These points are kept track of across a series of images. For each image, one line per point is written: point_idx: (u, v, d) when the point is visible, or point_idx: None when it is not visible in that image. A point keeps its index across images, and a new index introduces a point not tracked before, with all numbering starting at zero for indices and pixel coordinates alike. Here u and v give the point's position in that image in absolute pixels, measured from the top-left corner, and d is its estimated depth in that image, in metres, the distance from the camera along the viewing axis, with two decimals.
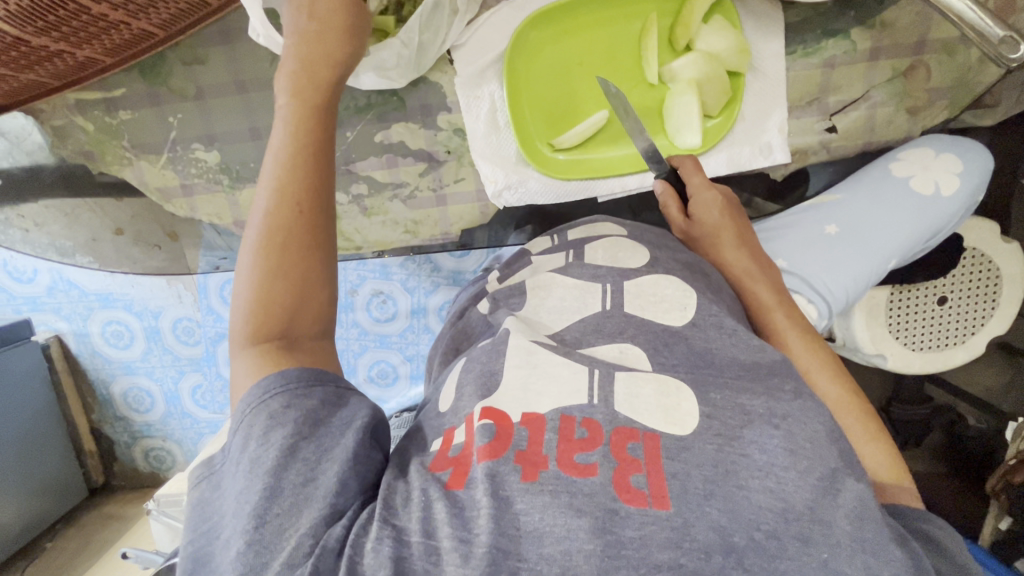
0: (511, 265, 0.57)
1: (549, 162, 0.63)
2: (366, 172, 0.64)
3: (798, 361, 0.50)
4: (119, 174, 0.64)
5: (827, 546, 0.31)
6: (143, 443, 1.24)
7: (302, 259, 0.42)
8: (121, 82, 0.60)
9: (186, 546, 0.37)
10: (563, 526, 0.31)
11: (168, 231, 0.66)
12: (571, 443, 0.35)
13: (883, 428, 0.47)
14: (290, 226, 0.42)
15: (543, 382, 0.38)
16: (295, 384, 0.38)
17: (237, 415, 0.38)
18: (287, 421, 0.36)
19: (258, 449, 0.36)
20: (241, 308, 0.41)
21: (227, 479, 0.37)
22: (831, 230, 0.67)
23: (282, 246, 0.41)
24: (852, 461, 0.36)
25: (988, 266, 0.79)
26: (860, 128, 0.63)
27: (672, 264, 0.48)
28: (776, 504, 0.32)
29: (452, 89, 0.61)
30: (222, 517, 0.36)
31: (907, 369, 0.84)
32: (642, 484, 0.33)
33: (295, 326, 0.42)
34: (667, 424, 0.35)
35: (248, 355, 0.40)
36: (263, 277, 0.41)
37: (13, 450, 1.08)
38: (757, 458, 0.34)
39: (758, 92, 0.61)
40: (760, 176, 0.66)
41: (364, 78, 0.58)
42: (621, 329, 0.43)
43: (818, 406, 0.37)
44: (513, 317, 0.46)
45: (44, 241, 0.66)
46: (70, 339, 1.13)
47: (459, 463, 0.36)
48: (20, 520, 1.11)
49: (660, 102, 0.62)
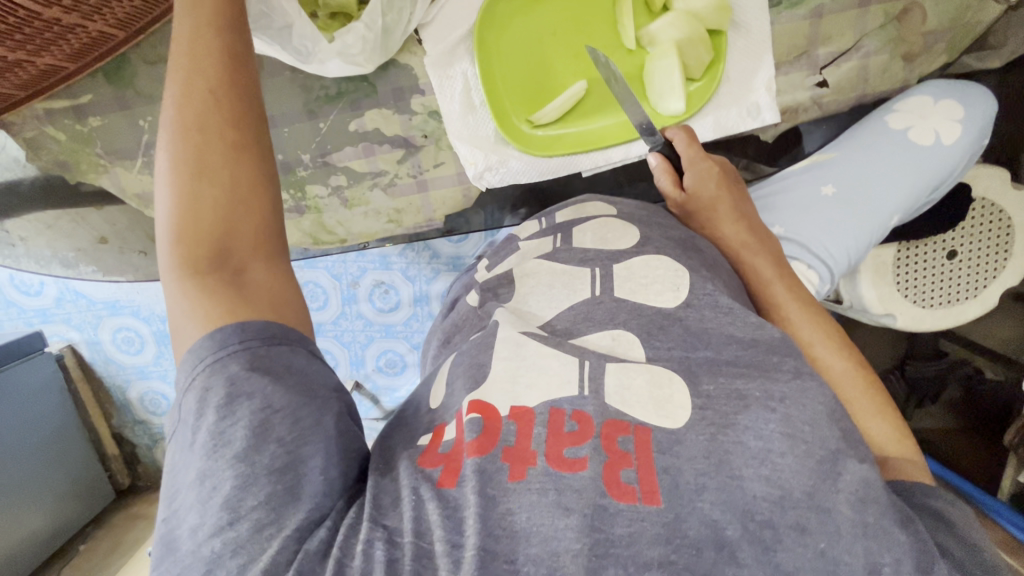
0: (498, 252, 0.56)
1: (528, 139, 0.61)
2: (343, 163, 0.62)
3: (797, 332, 0.49)
4: (97, 182, 0.63)
5: (825, 534, 0.31)
6: (163, 445, 1.27)
7: (221, 182, 0.38)
8: (87, 88, 0.59)
9: (157, 533, 0.34)
10: (550, 526, 0.30)
11: (152, 237, 0.66)
12: (561, 437, 0.34)
13: (891, 399, 0.46)
14: (201, 153, 0.38)
15: (532, 374, 0.38)
16: (258, 343, 0.36)
17: (189, 373, 0.36)
18: (255, 393, 0.34)
19: (224, 424, 0.33)
20: (166, 241, 0.37)
21: (188, 458, 0.34)
22: (827, 190, 0.64)
23: (195, 173, 0.38)
24: (853, 441, 0.35)
25: (999, 216, 0.75)
26: (854, 80, 0.60)
27: (663, 244, 0.47)
28: (773, 492, 0.32)
29: (423, 71, 0.59)
30: (185, 501, 0.33)
31: (917, 327, 0.81)
32: (632, 479, 0.32)
33: (235, 252, 0.38)
34: (661, 418, 0.35)
35: (182, 287, 0.37)
36: (189, 200, 0.37)
37: (40, 459, 1.10)
38: (751, 445, 0.33)
39: (742, 51, 0.58)
40: (749, 137, 0.63)
41: (331, 66, 0.56)
42: (613, 314, 0.42)
43: (820, 386, 0.37)
44: (503, 309, 0.45)
45: (46, 254, 0.66)
46: (82, 347, 1.14)
47: (450, 459, 0.35)
48: (49, 525, 1.13)
49: (640, 67, 0.60)
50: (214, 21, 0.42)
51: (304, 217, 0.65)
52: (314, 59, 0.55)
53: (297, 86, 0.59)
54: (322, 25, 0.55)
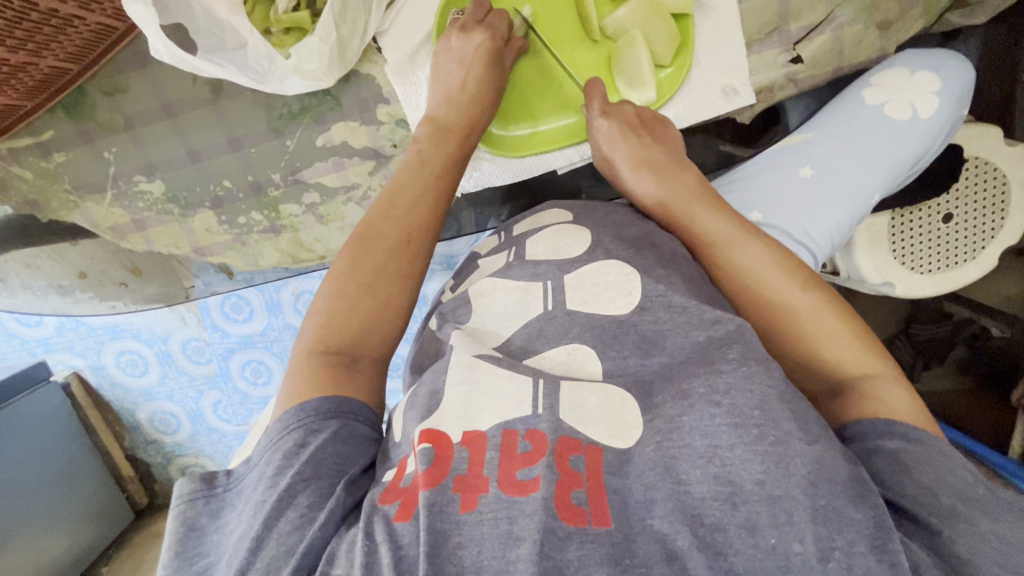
0: (462, 271, 0.60)
1: (500, 140, 0.61)
2: (314, 179, 0.61)
3: (746, 272, 0.50)
4: (69, 219, 0.63)
5: (774, 529, 0.33)
6: (177, 462, 1.26)
7: (383, 287, 0.48)
8: (48, 124, 0.58)
9: (170, 573, 0.38)
10: (501, 560, 0.32)
11: (130, 267, 0.67)
12: (513, 459, 0.36)
13: (852, 316, 0.47)
14: (381, 263, 0.49)
15: (484, 399, 0.40)
16: (312, 418, 0.42)
17: (266, 441, 0.42)
18: (294, 463, 0.39)
19: (267, 491, 0.38)
20: (320, 319, 0.47)
21: (231, 514, 0.39)
22: (805, 172, 0.64)
23: (366, 282, 0.48)
24: (802, 416, 0.38)
25: (992, 172, 0.73)
26: (826, 54, 0.57)
27: (613, 245, 0.51)
28: (723, 490, 0.34)
29: (385, 79, 0.58)
30: (215, 560, 0.38)
31: (917, 294, 0.79)
32: (582, 500, 0.35)
33: (361, 342, 0.47)
34: (610, 437, 0.39)
35: (315, 360, 0.45)
36: (347, 298, 0.47)
37: (55, 487, 1.12)
38: (697, 444, 0.36)
39: (711, 32, 0.57)
40: (726, 120, 0.62)
41: (291, 83, 0.54)
42: (567, 329, 0.46)
43: (766, 368, 0.40)
44: (458, 330, 0.48)
45: (42, 283, 0.67)
46: (88, 374, 1.13)
47: (408, 494, 0.37)
48: (73, 550, 1.16)
49: (607, 57, 0.60)
50: (464, 126, 0.55)
51: (281, 237, 0.64)
52: (272, 78, 0.55)
53: (259, 105, 0.58)
54: (276, 42, 0.54)
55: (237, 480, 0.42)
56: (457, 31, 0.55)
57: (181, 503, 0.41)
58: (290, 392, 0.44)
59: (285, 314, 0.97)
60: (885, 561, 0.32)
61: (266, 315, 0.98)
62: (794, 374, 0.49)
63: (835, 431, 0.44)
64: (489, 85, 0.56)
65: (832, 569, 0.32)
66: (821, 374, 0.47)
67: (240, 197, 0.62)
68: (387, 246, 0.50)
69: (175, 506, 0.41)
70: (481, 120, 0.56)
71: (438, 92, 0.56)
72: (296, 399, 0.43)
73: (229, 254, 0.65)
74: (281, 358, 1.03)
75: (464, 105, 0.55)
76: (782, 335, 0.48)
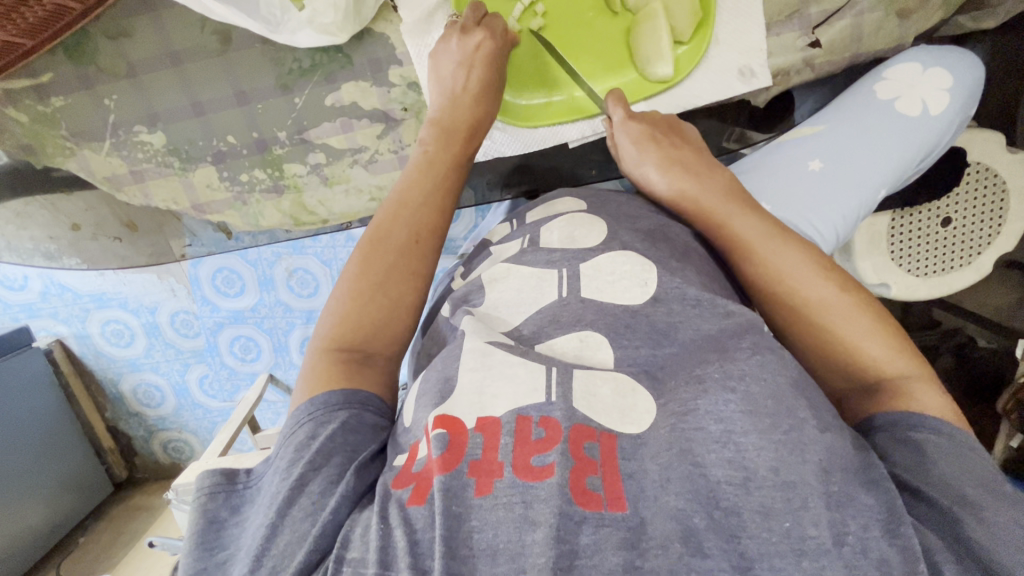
0: (472, 259, 0.59)
1: (511, 109, 0.61)
2: (322, 140, 0.60)
3: (774, 269, 0.50)
4: (65, 166, 0.61)
5: (790, 514, 0.32)
6: (159, 436, 1.23)
7: (397, 285, 0.48)
8: (47, 66, 0.56)
9: (190, 563, 0.37)
10: (516, 543, 0.31)
11: (125, 222, 0.66)
12: (527, 445, 0.35)
13: (891, 322, 0.47)
14: (392, 261, 0.49)
15: (498, 384, 0.39)
16: (321, 412, 0.41)
17: (284, 433, 0.41)
18: (306, 453, 0.38)
19: (282, 483, 0.38)
20: (333, 318, 0.46)
21: (251, 507, 0.39)
22: (815, 165, 0.64)
23: (377, 282, 0.47)
24: (814, 404, 0.37)
25: (993, 179, 0.73)
26: (847, 39, 0.57)
27: (629, 238, 0.50)
28: (737, 474, 0.34)
29: (400, 39, 0.57)
30: (234, 554, 0.37)
31: (913, 296, 0.80)
32: (597, 486, 0.34)
33: (373, 340, 0.46)
34: (623, 424, 0.38)
35: (327, 358, 0.44)
36: (359, 298, 0.47)
37: (29, 454, 1.10)
38: (712, 430, 0.36)
39: (732, 11, 0.57)
40: (741, 103, 0.62)
41: (302, 36, 0.54)
42: (579, 316, 0.45)
43: (779, 359, 0.40)
44: (470, 316, 0.47)
45: (29, 245, 0.66)
46: (71, 342, 1.10)
47: (421, 479, 0.36)
48: (48, 520, 1.14)
49: (625, 31, 0.59)
50: (469, 125, 0.55)
51: (284, 198, 0.63)
52: (285, 28, 0.54)
53: (268, 58, 0.57)
54: None
55: (257, 478, 0.41)
56: (456, 31, 0.55)
57: (201, 496, 0.40)
58: (303, 389, 0.43)
59: (278, 289, 0.95)
60: (897, 545, 0.32)
61: (257, 290, 0.96)
62: (820, 370, 0.49)
63: (860, 428, 0.44)
64: (490, 84, 0.56)
65: (846, 553, 0.31)
66: (847, 372, 0.47)
67: (244, 154, 0.60)
68: (399, 245, 0.49)
69: (197, 498, 0.40)
70: (485, 119, 0.56)
71: (442, 93, 0.55)
72: (309, 397, 0.42)
73: (230, 213, 0.63)
74: (270, 334, 1.01)
75: (466, 107, 0.55)
76: (812, 332, 0.48)
